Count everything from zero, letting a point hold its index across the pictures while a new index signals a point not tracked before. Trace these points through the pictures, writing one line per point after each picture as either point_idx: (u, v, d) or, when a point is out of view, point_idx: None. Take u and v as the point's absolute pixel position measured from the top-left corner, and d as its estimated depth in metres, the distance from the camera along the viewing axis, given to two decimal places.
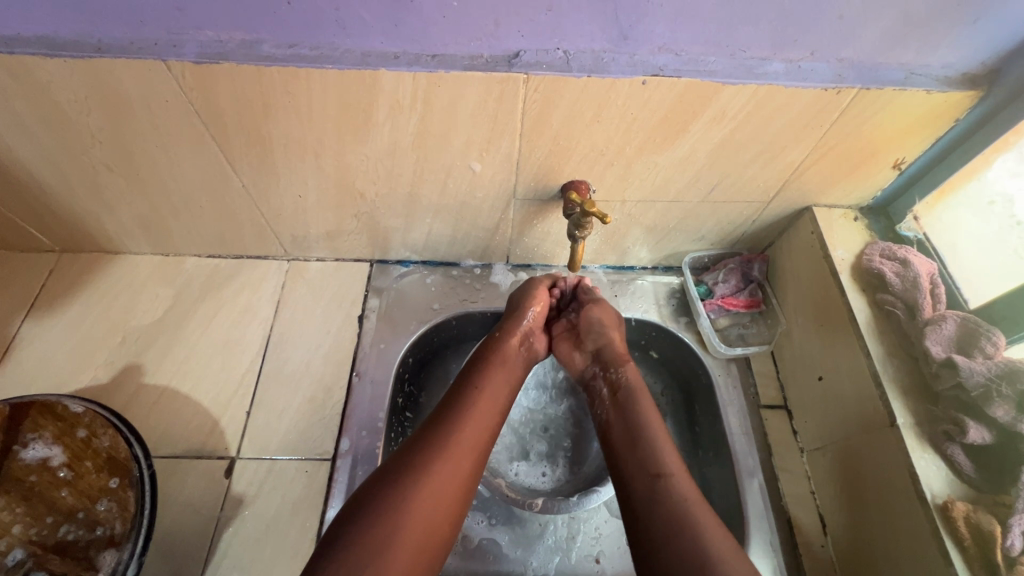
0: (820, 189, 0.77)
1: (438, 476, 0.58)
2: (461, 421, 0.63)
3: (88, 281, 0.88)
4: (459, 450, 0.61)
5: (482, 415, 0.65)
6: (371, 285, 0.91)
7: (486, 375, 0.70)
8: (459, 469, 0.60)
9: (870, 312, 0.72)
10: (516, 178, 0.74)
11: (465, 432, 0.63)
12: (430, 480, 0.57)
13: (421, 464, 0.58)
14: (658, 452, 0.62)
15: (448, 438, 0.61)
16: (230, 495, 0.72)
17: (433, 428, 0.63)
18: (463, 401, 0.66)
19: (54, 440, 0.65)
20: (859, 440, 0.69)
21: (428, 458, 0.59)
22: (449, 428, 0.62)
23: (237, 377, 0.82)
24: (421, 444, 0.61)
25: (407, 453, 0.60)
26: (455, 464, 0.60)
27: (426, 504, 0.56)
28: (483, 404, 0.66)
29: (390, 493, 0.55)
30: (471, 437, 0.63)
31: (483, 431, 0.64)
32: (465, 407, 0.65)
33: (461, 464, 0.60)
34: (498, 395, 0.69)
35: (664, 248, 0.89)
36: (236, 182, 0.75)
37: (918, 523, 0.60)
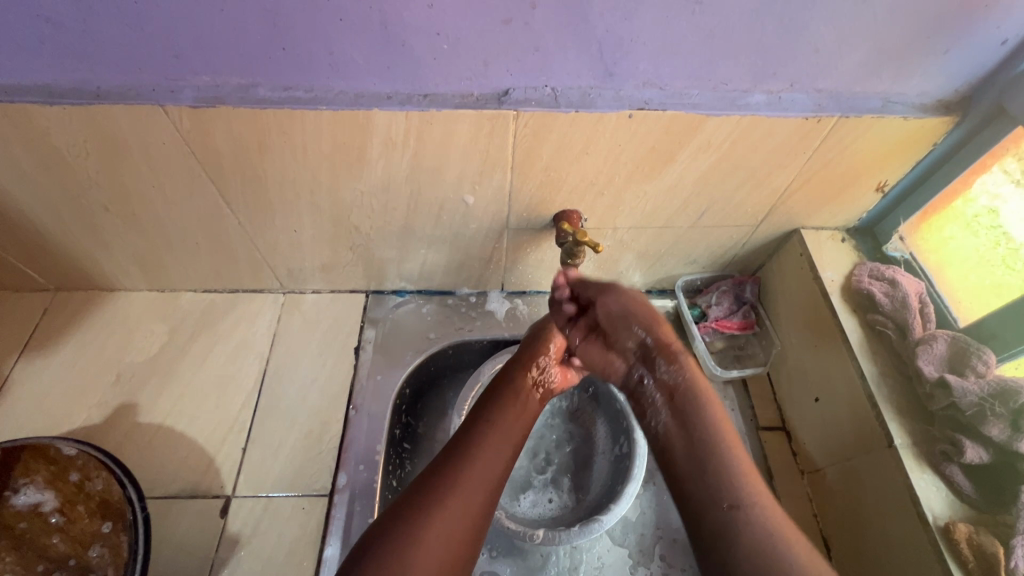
0: (806, 212, 0.79)
1: (441, 522, 0.57)
2: (468, 461, 0.62)
3: (83, 319, 0.88)
4: (465, 493, 0.60)
5: (491, 455, 0.64)
6: (367, 315, 0.91)
7: (497, 413, 0.68)
8: (465, 513, 0.59)
9: (862, 333, 0.73)
10: (508, 209, 0.75)
11: (474, 469, 0.62)
12: (432, 525, 0.57)
13: (424, 509, 0.58)
14: (727, 479, 0.61)
15: (451, 481, 0.60)
16: (226, 535, 0.71)
17: (437, 468, 0.62)
18: (469, 440, 0.65)
19: (45, 484, 0.63)
20: (859, 461, 0.68)
21: (430, 503, 0.58)
22: (455, 465, 0.62)
23: (233, 413, 0.81)
24: (424, 486, 0.60)
25: (411, 497, 0.59)
26: (460, 509, 0.59)
27: (438, 539, 0.56)
28: (495, 442, 0.65)
29: (391, 540, 0.55)
30: (478, 478, 0.62)
31: (492, 472, 0.63)
32: (473, 446, 0.64)
33: (468, 507, 0.59)
34: (509, 432, 0.67)
35: (656, 273, 0.90)
36: (232, 219, 0.76)
37: (921, 545, 0.59)
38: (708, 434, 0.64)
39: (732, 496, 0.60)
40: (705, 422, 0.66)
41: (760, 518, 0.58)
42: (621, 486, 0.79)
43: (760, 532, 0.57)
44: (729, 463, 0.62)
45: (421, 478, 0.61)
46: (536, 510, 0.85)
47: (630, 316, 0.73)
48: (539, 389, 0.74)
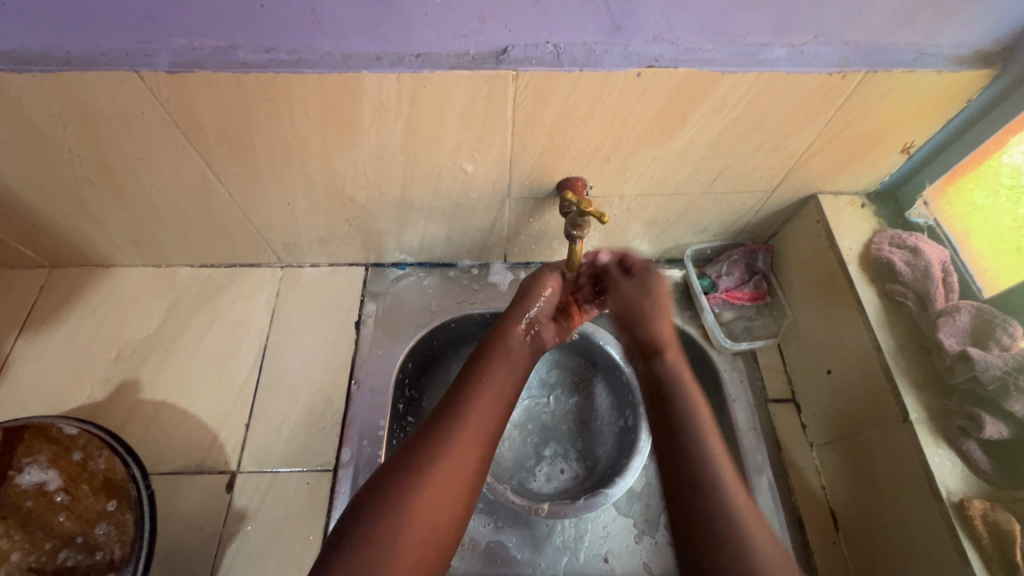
0: (825, 176, 0.75)
1: (431, 488, 0.55)
2: (457, 426, 0.60)
3: (81, 296, 0.87)
4: (454, 457, 0.58)
5: (485, 409, 0.63)
6: (367, 289, 0.89)
7: (482, 372, 0.66)
8: (456, 477, 0.57)
9: (879, 303, 0.70)
10: (509, 177, 0.72)
11: (470, 420, 0.62)
12: (423, 492, 0.55)
13: (412, 475, 0.56)
14: (703, 460, 0.58)
15: (438, 447, 0.58)
16: (233, 510, 0.71)
17: (424, 434, 0.60)
18: (458, 404, 0.63)
19: (49, 463, 0.63)
20: (870, 435, 0.67)
21: (418, 469, 0.56)
22: (453, 417, 0.61)
23: (235, 388, 0.81)
24: (412, 453, 0.58)
25: (398, 464, 0.57)
26: (451, 472, 0.57)
27: (439, 486, 0.56)
28: (488, 399, 0.64)
29: (381, 509, 0.53)
30: (466, 441, 0.60)
31: (482, 434, 0.61)
32: (465, 403, 0.63)
33: (458, 471, 0.58)
34: (498, 391, 0.66)
35: (664, 241, 0.87)
36: (221, 191, 0.73)
37: (934, 521, 0.58)
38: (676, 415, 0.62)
39: (696, 477, 0.57)
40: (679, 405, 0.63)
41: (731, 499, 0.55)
42: (627, 461, 0.78)
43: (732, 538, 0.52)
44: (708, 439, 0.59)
45: (409, 445, 0.59)
46: (546, 484, 0.84)
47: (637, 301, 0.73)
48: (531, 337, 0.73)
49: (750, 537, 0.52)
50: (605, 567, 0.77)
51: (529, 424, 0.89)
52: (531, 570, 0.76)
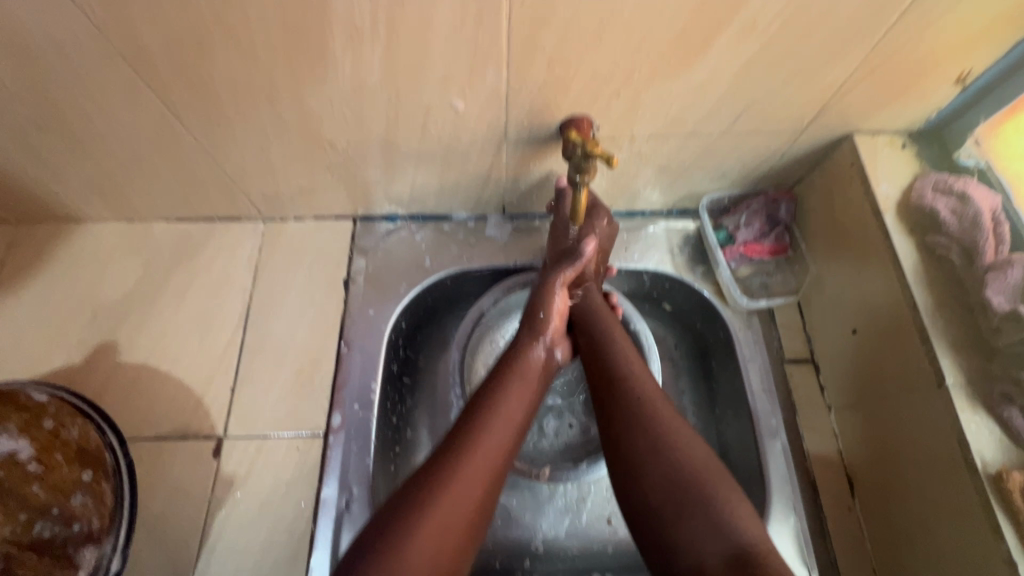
0: (862, 112, 0.66)
1: (429, 533, 0.49)
2: (463, 462, 0.54)
3: (51, 253, 0.81)
4: (457, 498, 0.52)
5: (490, 449, 0.56)
6: (356, 245, 0.83)
7: (494, 402, 0.59)
8: (455, 530, 0.51)
9: (917, 257, 0.63)
10: (506, 116, 0.63)
11: (473, 460, 0.54)
12: (421, 539, 0.49)
13: (411, 518, 0.50)
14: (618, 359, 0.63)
15: (440, 487, 0.52)
16: (221, 476, 0.68)
17: (427, 470, 0.54)
18: (465, 435, 0.56)
19: (19, 432, 0.59)
20: (898, 400, 0.62)
21: (418, 511, 0.50)
22: (451, 458, 0.54)
23: (218, 350, 0.76)
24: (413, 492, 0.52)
25: (397, 503, 0.51)
26: (450, 523, 0.51)
27: (433, 539, 0.49)
28: (493, 434, 0.57)
29: (375, 557, 0.47)
30: (472, 480, 0.53)
31: (479, 486, 0.54)
32: (467, 441, 0.56)
33: (460, 511, 0.52)
34: (511, 422, 0.59)
35: (678, 190, 0.79)
36: (186, 136, 0.66)
37: (966, 493, 0.54)
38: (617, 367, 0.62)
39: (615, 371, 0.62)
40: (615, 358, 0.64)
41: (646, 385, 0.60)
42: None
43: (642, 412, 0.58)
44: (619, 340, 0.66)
45: (411, 482, 0.53)
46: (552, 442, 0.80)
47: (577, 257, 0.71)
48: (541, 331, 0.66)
49: (658, 414, 0.58)
50: (608, 529, 0.75)
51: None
52: (532, 532, 0.74)
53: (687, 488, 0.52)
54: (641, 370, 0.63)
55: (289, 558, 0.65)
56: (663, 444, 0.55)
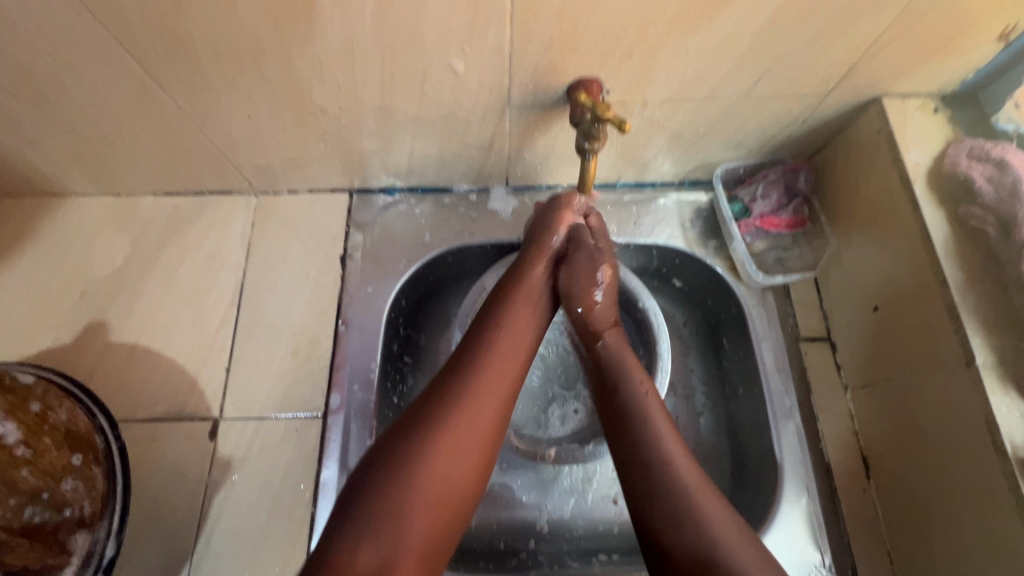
0: (894, 74, 0.61)
1: (445, 453, 0.50)
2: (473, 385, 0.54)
3: (35, 229, 0.77)
4: (459, 442, 0.51)
5: (485, 402, 0.54)
6: (353, 219, 0.79)
7: (499, 329, 0.60)
8: (452, 488, 0.50)
9: (948, 229, 0.59)
10: (509, 79, 0.59)
11: (467, 414, 0.52)
12: (437, 457, 0.50)
13: (424, 438, 0.50)
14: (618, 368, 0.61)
15: (453, 409, 0.52)
16: (218, 458, 0.66)
17: (437, 391, 0.54)
18: (473, 361, 0.56)
19: (3, 415, 0.56)
20: (922, 380, 0.59)
21: (431, 431, 0.51)
22: (445, 411, 0.52)
23: (212, 330, 0.73)
24: (424, 414, 0.52)
25: (408, 423, 0.52)
26: (446, 483, 0.49)
27: (429, 497, 0.48)
28: (490, 386, 0.55)
29: (391, 475, 0.48)
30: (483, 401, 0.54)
31: (475, 441, 0.52)
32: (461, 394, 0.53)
33: (455, 471, 0.50)
34: (518, 350, 0.59)
35: (691, 160, 0.75)
36: (167, 102, 0.62)
37: (992, 477, 0.52)
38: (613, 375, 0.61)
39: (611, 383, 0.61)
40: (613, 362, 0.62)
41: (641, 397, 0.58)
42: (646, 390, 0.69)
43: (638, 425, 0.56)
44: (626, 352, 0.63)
45: (421, 403, 0.53)
46: (559, 423, 0.78)
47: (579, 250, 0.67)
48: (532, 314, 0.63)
49: (653, 427, 0.56)
50: (614, 509, 0.73)
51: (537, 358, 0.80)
52: (537, 513, 0.73)
53: (678, 496, 0.51)
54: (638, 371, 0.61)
55: (288, 541, 0.63)
56: (662, 461, 0.53)
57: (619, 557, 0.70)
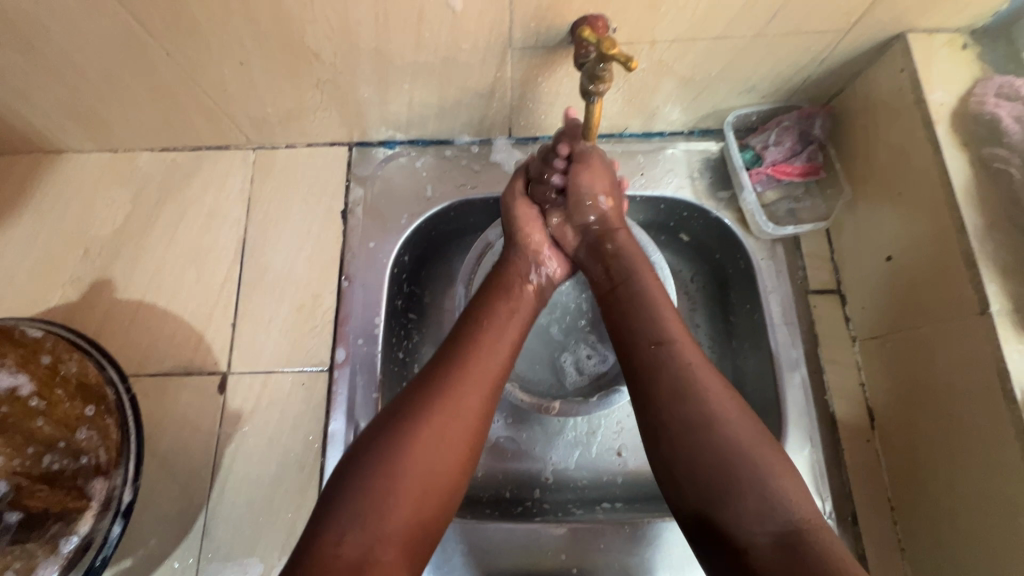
0: (922, 6, 0.57)
1: (426, 445, 0.48)
2: (456, 377, 0.52)
3: (34, 186, 0.77)
4: (437, 438, 0.49)
5: (468, 398, 0.52)
6: (353, 173, 0.78)
7: (486, 328, 0.57)
8: (433, 484, 0.48)
9: (969, 172, 0.57)
10: (510, 18, 0.56)
11: (445, 408, 0.50)
12: (416, 450, 0.48)
13: (403, 432, 0.48)
14: (655, 322, 0.57)
15: (437, 397, 0.51)
16: (228, 411, 0.68)
17: (425, 381, 0.53)
18: (455, 359, 0.54)
19: (18, 367, 0.58)
20: (932, 330, 0.58)
21: (409, 427, 0.49)
22: (425, 406, 0.50)
23: (216, 286, 0.73)
24: (403, 411, 0.50)
25: (388, 418, 0.50)
26: (428, 478, 0.47)
27: (408, 493, 0.46)
28: (473, 380, 0.53)
29: (370, 474, 0.46)
30: (463, 395, 0.52)
31: (457, 436, 0.50)
32: (442, 387, 0.51)
33: (437, 466, 0.48)
34: (501, 342, 0.57)
35: (701, 107, 0.72)
36: (156, 49, 0.60)
37: (1000, 425, 0.51)
38: (641, 320, 0.58)
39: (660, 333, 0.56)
40: (627, 289, 0.61)
41: (689, 356, 0.54)
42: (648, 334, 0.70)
43: (687, 379, 0.52)
44: (665, 311, 0.58)
45: (411, 394, 0.52)
46: (571, 369, 0.78)
47: (583, 195, 0.65)
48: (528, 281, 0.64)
49: (702, 387, 0.51)
50: (618, 461, 0.74)
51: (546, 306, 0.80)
52: (542, 464, 0.74)
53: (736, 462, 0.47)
54: (683, 335, 0.56)
55: (300, 490, 0.65)
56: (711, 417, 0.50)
57: (623, 506, 0.72)
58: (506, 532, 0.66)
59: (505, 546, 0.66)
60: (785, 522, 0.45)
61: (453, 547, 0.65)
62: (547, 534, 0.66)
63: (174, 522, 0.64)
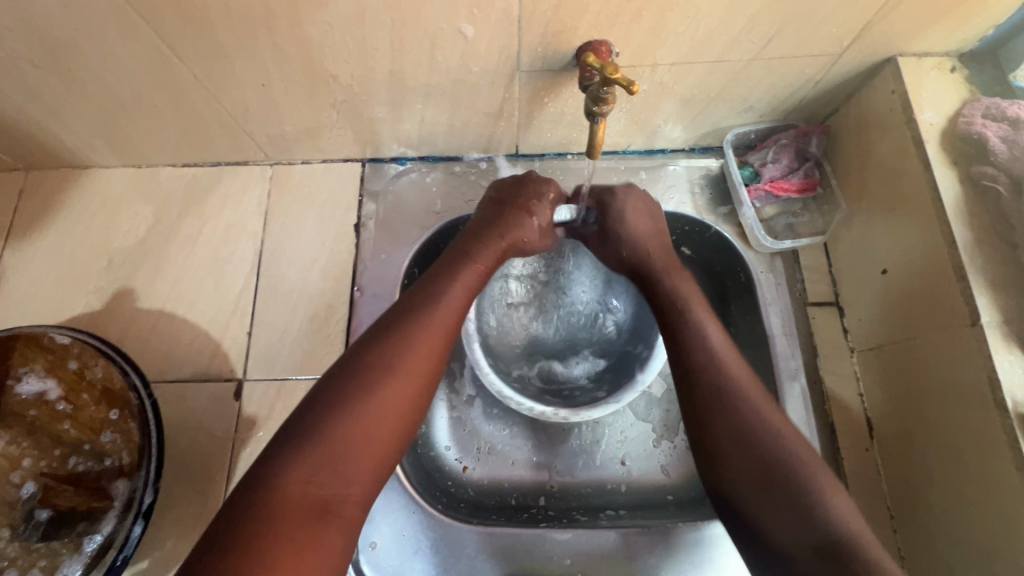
0: (910, 32, 0.60)
1: (386, 392, 0.52)
2: (415, 330, 0.56)
3: (62, 200, 0.80)
4: (395, 388, 0.52)
5: (424, 350, 0.55)
6: (365, 188, 0.81)
7: (447, 284, 0.61)
8: (388, 428, 0.51)
9: (959, 189, 0.59)
10: (518, 43, 0.59)
11: (404, 360, 0.54)
12: (375, 398, 0.51)
13: (365, 381, 0.51)
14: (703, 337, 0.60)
15: (397, 349, 0.54)
16: (243, 417, 0.70)
17: (386, 332, 0.56)
18: (416, 314, 0.57)
19: (46, 372, 0.62)
20: (927, 340, 0.60)
21: (374, 378, 0.52)
22: (385, 355, 0.54)
23: (233, 296, 0.76)
24: (366, 362, 0.53)
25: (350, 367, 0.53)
26: (384, 423, 0.51)
27: (366, 435, 0.50)
28: (430, 337, 0.56)
29: (334, 417, 0.49)
30: (426, 350, 0.55)
31: (412, 386, 0.53)
32: (399, 339, 0.55)
33: (392, 411, 0.52)
34: (459, 299, 0.60)
35: (701, 125, 0.75)
36: (184, 72, 0.63)
37: (992, 434, 0.53)
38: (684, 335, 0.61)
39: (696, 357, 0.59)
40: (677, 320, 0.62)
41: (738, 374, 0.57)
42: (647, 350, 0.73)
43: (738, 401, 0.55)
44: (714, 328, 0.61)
45: (371, 344, 0.55)
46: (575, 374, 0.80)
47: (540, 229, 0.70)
48: (508, 239, 0.67)
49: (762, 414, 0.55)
50: (622, 470, 0.76)
51: (543, 328, 0.82)
52: (546, 472, 0.76)
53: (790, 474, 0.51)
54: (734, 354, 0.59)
55: None
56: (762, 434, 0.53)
57: (627, 513, 0.73)
58: (511, 536, 0.67)
59: (510, 550, 0.67)
60: (824, 535, 0.48)
61: (459, 551, 0.67)
62: (552, 538, 0.67)
63: (190, 525, 0.66)
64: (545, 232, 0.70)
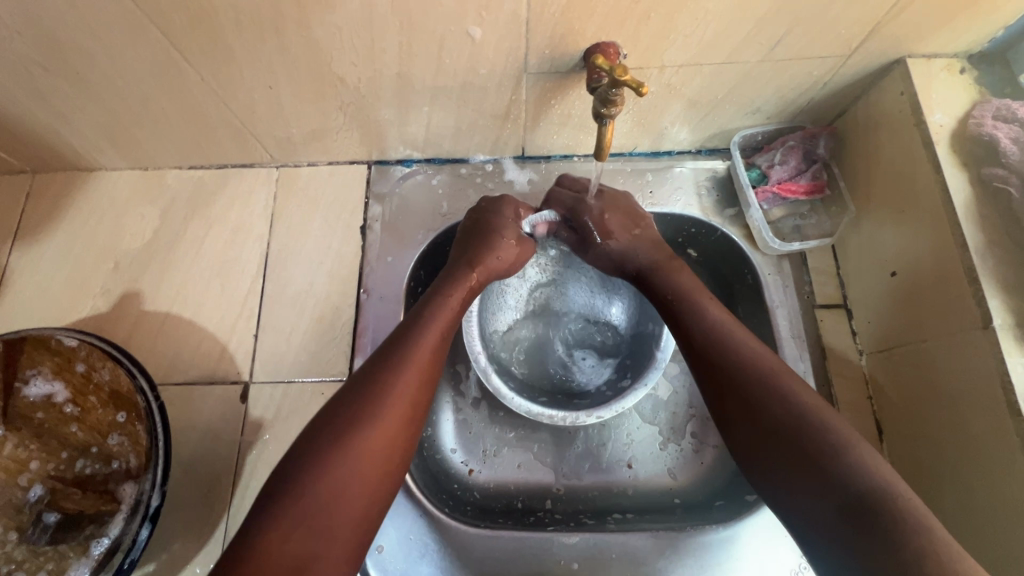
0: (920, 33, 0.60)
1: (364, 443, 0.50)
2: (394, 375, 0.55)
3: (69, 203, 0.80)
4: (374, 438, 0.51)
5: (402, 395, 0.54)
6: (371, 191, 0.81)
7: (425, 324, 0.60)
8: (369, 480, 0.50)
9: (969, 191, 0.59)
10: (526, 46, 0.59)
11: (384, 407, 0.52)
12: (354, 449, 0.49)
13: (344, 433, 0.50)
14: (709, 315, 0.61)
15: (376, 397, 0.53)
16: (250, 419, 0.70)
17: (364, 380, 0.54)
18: (395, 359, 0.56)
19: (53, 375, 0.61)
20: (937, 343, 0.59)
21: (352, 429, 0.50)
22: (365, 403, 0.52)
23: (240, 298, 0.76)
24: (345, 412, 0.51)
25: (328, 419, 0.51)
26: (365, 475, 0.49)
27: (346, 490, 0.48)
28: (409, 380, 0.55)
29: (312, 474, 0.48)
30: (404, 395, 0.54)
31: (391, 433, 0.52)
32: (377, 387, 0.53)
33: (372, 462, 0.50)
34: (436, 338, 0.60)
35: (708, 127, 0.74)
36: (192, 75, 0.63)
37: (1005, 437, 0.52)
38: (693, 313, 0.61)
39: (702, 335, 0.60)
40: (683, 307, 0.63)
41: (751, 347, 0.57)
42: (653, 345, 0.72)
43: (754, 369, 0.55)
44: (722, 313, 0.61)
45: (349, 394, 0.53)
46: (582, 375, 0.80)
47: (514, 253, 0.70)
48: (477, 269, 0.67)
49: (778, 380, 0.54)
50: (629, 473, 0.75)
51: (547, 332, 0.82)
52: (552, 475, 0.75)
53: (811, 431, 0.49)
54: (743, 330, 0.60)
55: None
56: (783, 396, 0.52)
57: (634, 516, 0.72)
58: (518, 539, 0.67)
59: (517, 554, 0.66)
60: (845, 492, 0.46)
61: (467, 554, 0.66)
62: (560, 542, 0.67)
63: (196, 528, 0.65)
64: (518, 249, 0.70)
